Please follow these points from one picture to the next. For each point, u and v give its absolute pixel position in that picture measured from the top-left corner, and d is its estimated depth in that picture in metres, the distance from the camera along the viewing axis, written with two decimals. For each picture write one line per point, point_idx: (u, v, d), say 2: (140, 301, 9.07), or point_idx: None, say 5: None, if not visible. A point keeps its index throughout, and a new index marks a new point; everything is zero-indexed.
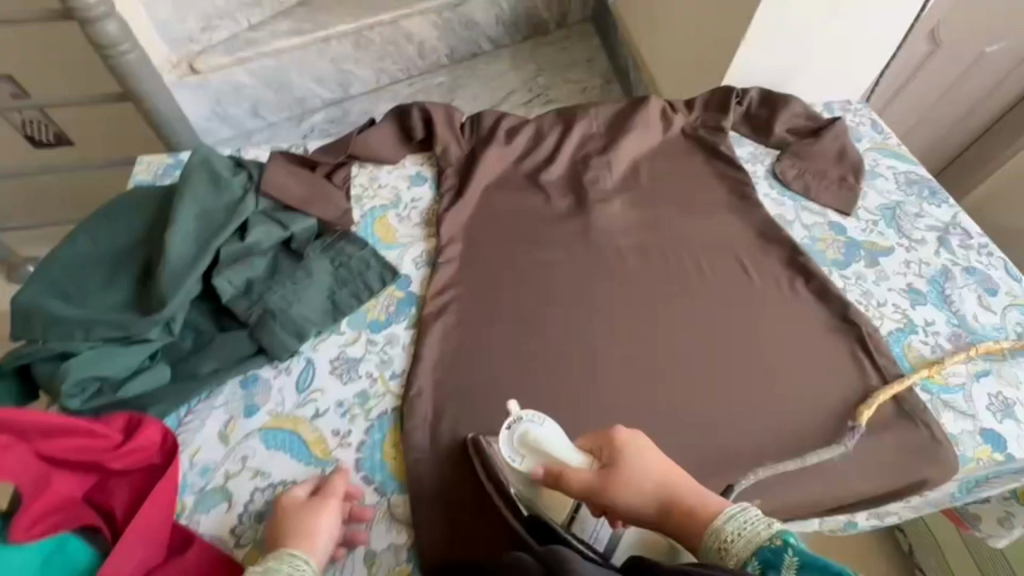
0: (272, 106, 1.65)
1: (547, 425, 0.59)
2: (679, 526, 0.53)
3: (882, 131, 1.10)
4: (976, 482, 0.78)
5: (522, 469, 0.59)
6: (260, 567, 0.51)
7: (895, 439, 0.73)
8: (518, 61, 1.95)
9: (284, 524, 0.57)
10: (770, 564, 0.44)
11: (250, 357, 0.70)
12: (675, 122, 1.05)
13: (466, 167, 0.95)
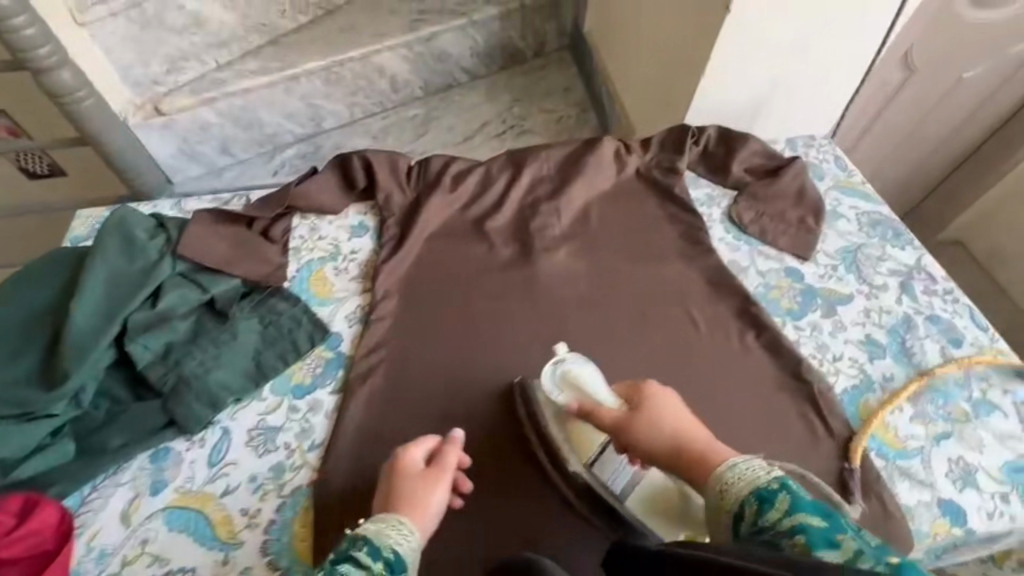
0: (242, 143, 1.64)
1: (587, 367, 0.71)
2: (689, 472, 0.57)
3: (846, 168, 1.06)
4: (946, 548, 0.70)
5: (558, 400, 0.71)
6: (373, 527, 0.57)
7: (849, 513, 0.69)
8: (493, 92, 1.94)
9: (395, 485, 0.61)
10: (764, 500, 0.49)
11: (160, 430, 0.67)
12: (629, 163, 1.02)
13: (408, 217, 0.92)
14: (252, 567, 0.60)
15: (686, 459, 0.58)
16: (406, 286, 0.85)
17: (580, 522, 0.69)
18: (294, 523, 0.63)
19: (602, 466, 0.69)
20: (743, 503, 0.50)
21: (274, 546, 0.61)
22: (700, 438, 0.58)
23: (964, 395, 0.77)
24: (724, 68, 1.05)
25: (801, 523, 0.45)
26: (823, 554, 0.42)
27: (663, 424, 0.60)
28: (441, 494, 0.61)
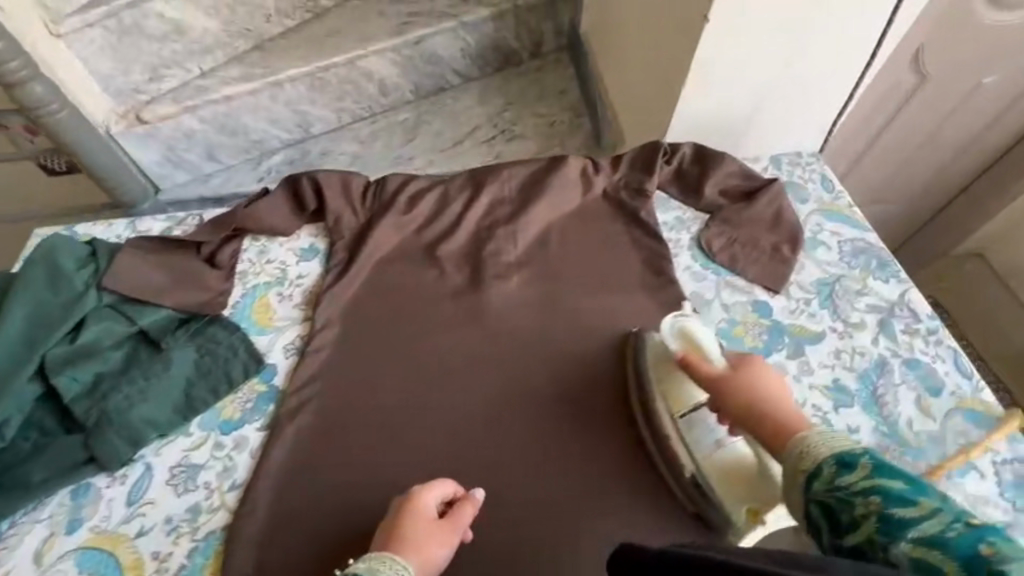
0: (228, 150, 1.63)
1: (703, 327, 0.75)
2: (766, 434, 0.60)
3: (832, 189, 0.99)
4: None
5: (671, 349, 0.76)
6: (365, 563, 0.57)
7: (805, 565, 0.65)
8: (486, 95, 1.87)
9: (403, 528, 0.62)
10: (845, 463, 0.51)
11: (79, 466, 0.66)
12: (596, 183, 0.97)
13: (357, 241, 0.89)
14: None
15: (771, 425, 0.60)
16: (348, 315, 0.82)
17: (653, 476, 0.74)
18: (205, 569, 0.62)
19: (690, 423, 0.74)
20: (813, 466, 0.53)
21: None
22: (781, 405, 0.62)
23: (936, 452, 0.71)
24: (709, 70, 0.96)
25: (876, 486, 0.47)
26: (900, 513, 0.45)
27: (761, 391, 0.63)
28: (445, 549, 0.62)
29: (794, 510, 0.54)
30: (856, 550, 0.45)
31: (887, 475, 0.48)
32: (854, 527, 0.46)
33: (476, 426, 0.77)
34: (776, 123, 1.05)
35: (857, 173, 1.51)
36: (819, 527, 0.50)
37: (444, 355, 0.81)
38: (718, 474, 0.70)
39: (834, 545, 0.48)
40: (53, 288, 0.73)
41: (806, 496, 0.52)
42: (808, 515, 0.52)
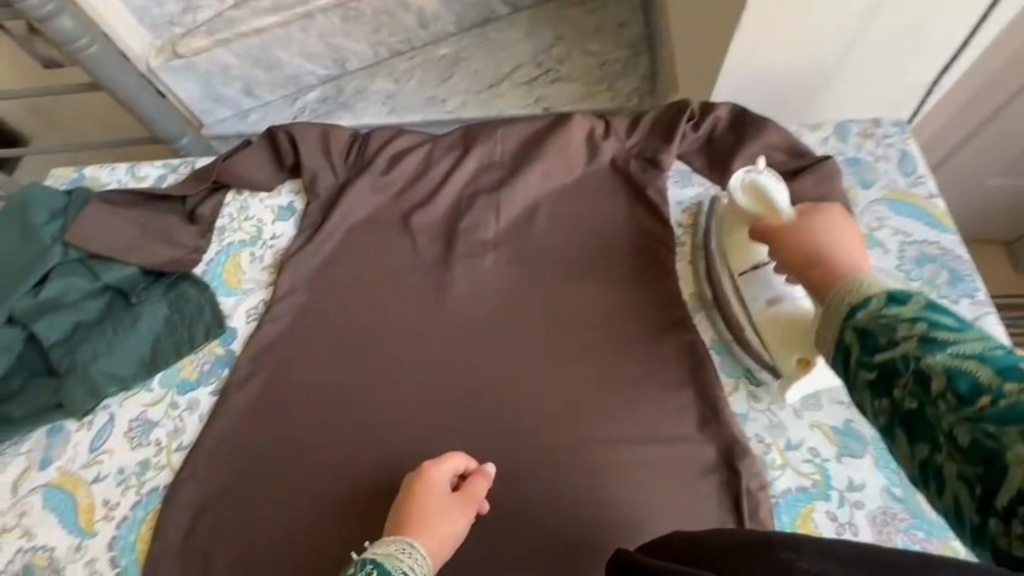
0: (265, 85, 1.58)
1: (780, 186, 0.64)
2: (811, 275, 0.52)
3: (910, 173, 0.78)
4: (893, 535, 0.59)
5: (739, 203, 0.67)
6: (382, 551, 0.53)
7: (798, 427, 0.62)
8: (535, 27, 1.66)
9: (414, 504, 0.58)
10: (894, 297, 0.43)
11: (51, 410, 0.71)
12: (604, 149, 0.83)
13: (332, 203, 0.83)
14: (98, 559, 0.63)
15: (821, 264, 0.52)
16: (310, 285, 0.78)
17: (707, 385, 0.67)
18: (143, 524, 0.65)
19: (749, 282, 0.67)
20: (861, 296, 0.45)
21: (120, 542, 0.64)
22: (835, 248, 0.53)
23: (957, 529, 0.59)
24: (763, 12, 0.73)
25: (925, 313, 0.41)
26: (948, 338, 0.39)
27: (818, 236, 0.55)
28: (461, 525, 0.58)
29: (821, 345, 0.47)
30: (886, 366, 0.41)
31: (941, 309, 0.41)
32: (891, 347, 0.41)
33: (422, 421, 0.70)
34: (853, 84, 0.81)
35: (987, 138, 1.14)
36: (846, 351, 0.44)
37: (402, 341, 0.75)
38: (776, 334, 0.64)
39: (858, 365, 0.43)
40: (25, 239, 0.75)
41: (843, 323, 0.45)
42: (835, 342, 0.46)
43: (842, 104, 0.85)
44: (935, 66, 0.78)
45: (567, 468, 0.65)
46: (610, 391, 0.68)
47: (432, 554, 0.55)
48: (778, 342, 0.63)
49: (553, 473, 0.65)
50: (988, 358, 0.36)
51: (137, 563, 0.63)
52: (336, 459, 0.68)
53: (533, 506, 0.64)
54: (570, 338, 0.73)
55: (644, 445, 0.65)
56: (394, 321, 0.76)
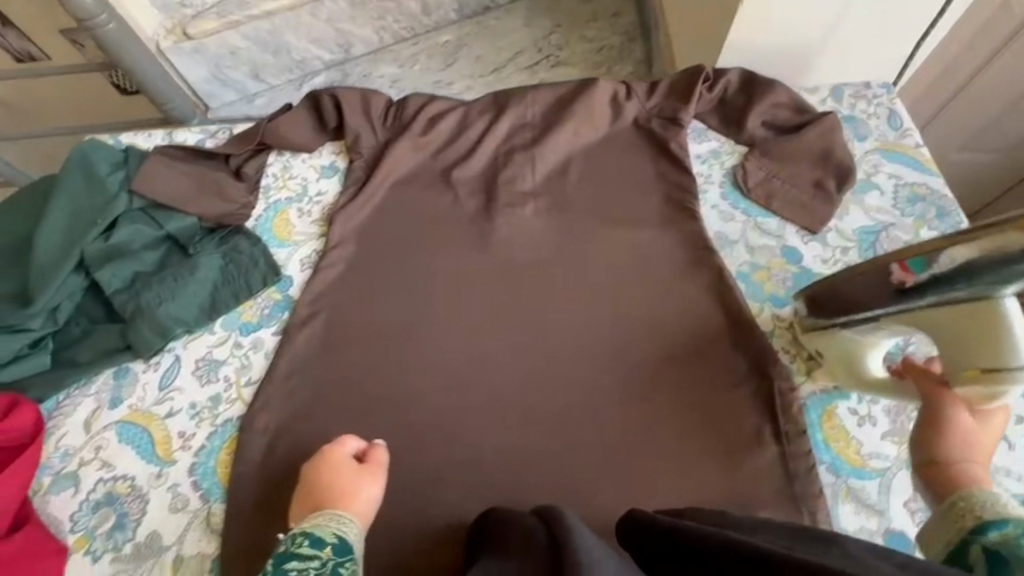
0: (271, 70, 1.60)
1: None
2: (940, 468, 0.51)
3: (900, 127, 0.88)
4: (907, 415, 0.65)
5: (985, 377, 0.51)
6: (307, 524, 0.57)
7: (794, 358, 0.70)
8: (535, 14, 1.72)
9: (318, 483, 0.62)
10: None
11: (118, 352, 0.74)
12: (626, 111, 0.90)
13: (376, 161, 0.88)
14: (180, 484, 0.66)
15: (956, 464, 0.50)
16: (362, 235, 0.83)
17: (727, 289, 0.75)
18: (221, 451, 0.68)
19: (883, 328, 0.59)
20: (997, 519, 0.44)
21: (200, 467, 0.67)
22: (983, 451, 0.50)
23: None
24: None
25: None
26: None
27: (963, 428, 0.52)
28: (376, 490, 0.63)
29: (933, 550, 0.47)
30: None
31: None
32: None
33: (475, 352, 0.75)
34: (836, 58, 0.90)
35: None
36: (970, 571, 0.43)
37: (451, 284, 0.80)
38: (852, 352, 0.63)
39: None
40: (88, 190, 0.78)
41: (971, 536, 0.44)
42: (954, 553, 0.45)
43: (828, 77, 0.94)
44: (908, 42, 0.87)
45: (615, 384, 0.72)
46: (647, 317, 0.76)
47: (360, 522, 0.60)
48: (832, 352, 0.65)
49: (602, 391, 0.72)
50: None
51: (218, 485, 0.66)
52: (400, 388, 0.73)
53: (586, 420, 0.70)
54: (606, 274, 0.79)
55: (682, 361, 0.72)
56: (442, 265, 0.81)
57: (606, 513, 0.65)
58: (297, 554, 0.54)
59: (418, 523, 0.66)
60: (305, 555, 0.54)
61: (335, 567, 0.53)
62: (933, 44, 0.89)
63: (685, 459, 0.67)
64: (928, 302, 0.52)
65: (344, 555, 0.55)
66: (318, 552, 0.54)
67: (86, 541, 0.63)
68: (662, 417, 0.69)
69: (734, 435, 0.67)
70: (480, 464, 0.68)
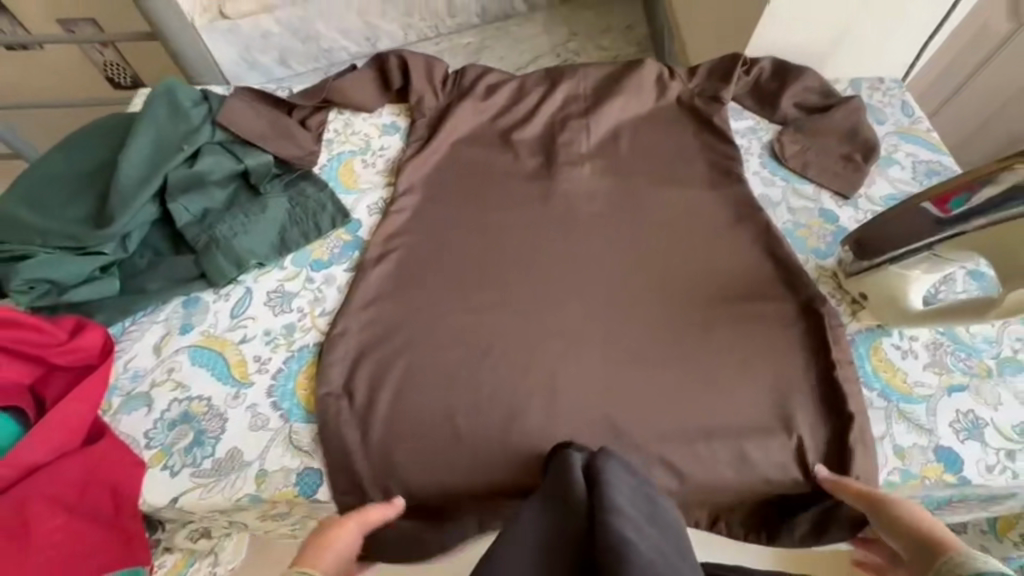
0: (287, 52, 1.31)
1: None
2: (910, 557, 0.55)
3: (912, 114, 0.97)
4: (944, 349, 0.72)
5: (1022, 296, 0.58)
6: None
7: (841, 302, 0.76)
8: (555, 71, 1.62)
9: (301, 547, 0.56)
10: None
11: (192, 280, 0.74)
12: (671, 88, 0.96)
13: (438, 121, 0.92)
14: (258, 404, 0.66)
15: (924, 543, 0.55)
16: (428, 185, 0.87)
17: (776, 241, 0.81)
18: (300, 374, 0.69)
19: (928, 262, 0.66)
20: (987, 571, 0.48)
21: (279, 389, 0.68)
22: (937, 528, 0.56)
23: (991, 351, 0.71)
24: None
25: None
26: None
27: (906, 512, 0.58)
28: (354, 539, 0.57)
29: None
30: None
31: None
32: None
33: (543, 293, 0.78)
34: (853, 52, 0.98)
35: None
36: None
37: (514, 233, 0.83)
38: (897, 290, 0.69)
39: None
40: (171, 122, 0.79)
41: None
42: None
43: (845, 70, 1.02)
44: (915, 44, 0.96)
45: (677, 323, 0.76)
46: (703, 263, 0.81)
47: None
48: (879, 293, 0.71)
49: (667, 328, 0.76)
50: None
51: (299, 406, 0.67)
52: (472, 323, 0.75)
53: (652, 353, 0.74)
54: (661, 226, 0.85)
55: (738, 302, 0.77)
56: (505, 215, 0.85)
57: (676, 435, 0.69)
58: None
59: (494, 442, 0.68)
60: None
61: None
62: (934, 45, 0.98)
63: (748, 388, 0.71)
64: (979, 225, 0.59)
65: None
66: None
67: (163, 457, 0.63)
68: (722, 351, 0.74)
69: (790, 364, 0.72)
70: (554, 391, 0.71)
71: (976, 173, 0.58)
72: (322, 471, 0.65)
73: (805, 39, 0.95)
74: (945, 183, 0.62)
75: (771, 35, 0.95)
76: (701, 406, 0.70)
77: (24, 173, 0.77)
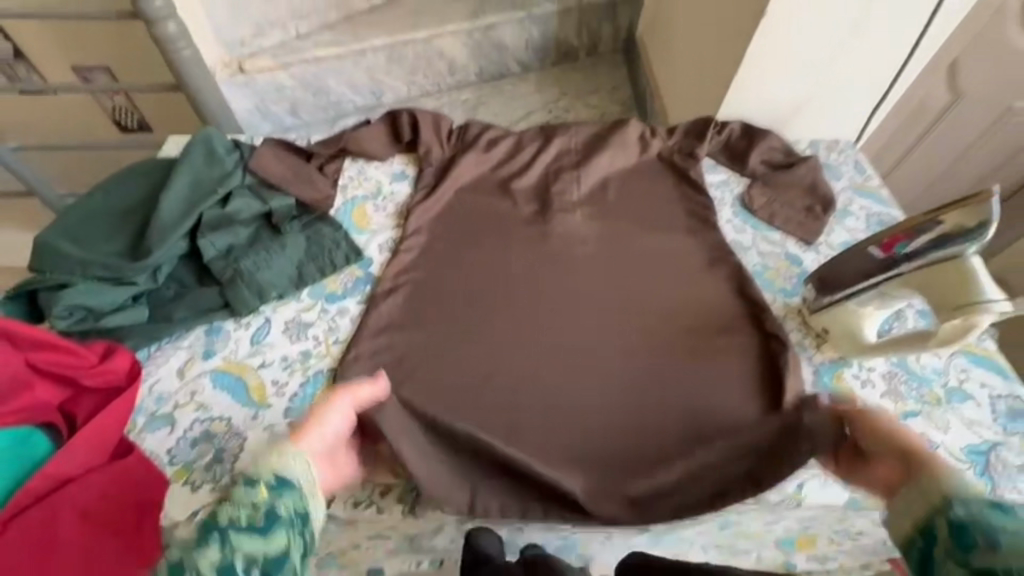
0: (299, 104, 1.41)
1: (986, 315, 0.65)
2: (884, 477, 0.63)
3: (864, 171, 1.10)
4: (897, 378, 0.80)
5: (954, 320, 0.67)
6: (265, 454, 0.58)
7: (806, 336, 0.85)
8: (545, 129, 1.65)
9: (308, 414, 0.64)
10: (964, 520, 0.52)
11: (216, 310, 0.80)
12: (652, 145, 1.07)
13: (444, 170, 1.02)
14: (275, 424, 0.72)
15: (908, 459, 0.61)
16: (434, 227, 0.95)
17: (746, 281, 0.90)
18: (314, 397, 0.75)
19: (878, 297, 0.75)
20: (957, 499, 0.54)
21: (295, 411, 0.73)
22: (926, 450, 0.60)
23: (939, 380, 0.79)
24: (762, 60, 0.99)
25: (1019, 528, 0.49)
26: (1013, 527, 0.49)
27: (902, 437, 0.62)
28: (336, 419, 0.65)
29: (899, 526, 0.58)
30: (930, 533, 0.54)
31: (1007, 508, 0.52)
32: (987, 549, 0.49)
33: (538, 325, 0.85)
34: (811, 117, 1.11)
35: None
36: (933, 543, 0.54)
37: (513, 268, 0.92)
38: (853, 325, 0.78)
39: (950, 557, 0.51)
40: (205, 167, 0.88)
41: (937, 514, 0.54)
42: (922, 530, 0.55)
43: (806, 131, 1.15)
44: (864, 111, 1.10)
45: (660, 354, 0.84)
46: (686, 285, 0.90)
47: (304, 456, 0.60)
48: (838, 327, 0.79)
49: (651, 358, 0.83)
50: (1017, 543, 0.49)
51: None
52: (473, 352, 0.81)
53: (639, 381, 0.81)
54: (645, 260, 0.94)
55: (715, 335, 0.85)
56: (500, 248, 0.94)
57: (661, 456, 0.75)
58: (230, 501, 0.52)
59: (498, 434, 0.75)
60: (240, 497, 0.53)
61: (270, 509, 0.53)
62: (881, 113, 1.12)
63: (725, 414, 0.78)
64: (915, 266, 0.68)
65: (287, 519, 0.53)
66: (263, 539, 0.51)
67: (185, 473, 0.67)
68: (705, 372, 0.81)
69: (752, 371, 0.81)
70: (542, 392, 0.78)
71: (912, 224, 0.69)
72: (333, 488, 0.68)
73: (769, 104, 1.08)
74: (886, 231, 0.72)
75: (739, 101, 1.07)
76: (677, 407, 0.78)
77: (67, 210, 0.84)
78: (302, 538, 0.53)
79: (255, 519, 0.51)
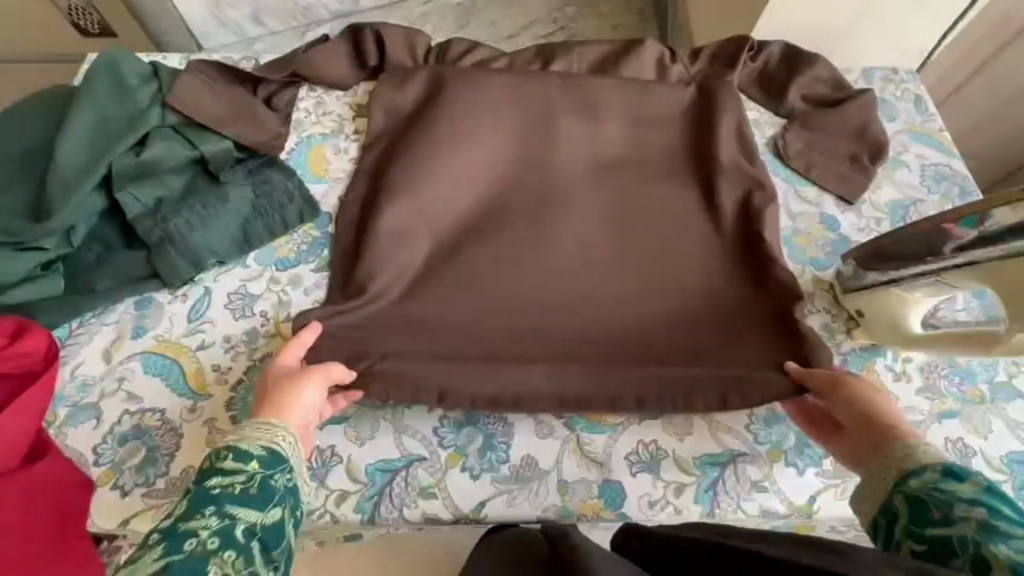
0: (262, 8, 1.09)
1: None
2: (853, 450, 0.57)
3: (925, 110, 0.90)
4: (933, 369, 0.69)
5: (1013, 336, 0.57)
6: (237, 435, 0.52)
7: (833, 319, 0.72)
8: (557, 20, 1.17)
9: (268, 391, 0.57)
10: (943, 505, 0.46)
11: (144, 280, 0.68)
12: (672, 74, 0.85)
13: (427, 99, 0.76)
14: (217, 418, 0.63)
15: (867, 423, 0.56)
16: None
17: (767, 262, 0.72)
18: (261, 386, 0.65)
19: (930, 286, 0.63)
20: (916, 467, 0.50)
21: (238, 402, 0.64)
22: (883, 413, 0.56)
23: (985, 375, 0.69)
24: None
25: (988, 500, 0.45)
26: (1005, 527, 0.42)
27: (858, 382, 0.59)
28: (312, 396, 0.58)
29: (861, 504, 0.52)
30: (939, 540, 0.45)
31: (1000, 495, 0.45)
32: (948, 523, 0.45)
33: None
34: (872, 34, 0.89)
35: None
36: (894, 515, 0.49)
37: (454, 192, 0.72)
38: (894, 312, 0.66)
39: (904, 533, 0.47)
40: (117, 99, 0.72)
41: (894, 486, 0.50)
42: (882, 503, 0.51)
43: (859, 55, 0.93)
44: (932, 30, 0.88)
45: None
46: (675, 240, 0.71)
47: (288, 423, 0.55)
48: (872, 314, 0.68)
49: None
50: (991, 525, 0.43)
51: None
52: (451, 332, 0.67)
53: None
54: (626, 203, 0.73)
55: None
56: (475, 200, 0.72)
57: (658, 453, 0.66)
58: (217, 470, 0.49)
59: (449, 379, 0.63)
60: (227, 472, 0.49)
61: (263, 481, 0.49)
62: (955, 31, 0.90)
63: None
64: (990, 254, 0.55)
65: (288, 493, 0.50)
66: (259, 510, 0.47)
67: (113, 475, 0.61)
68: None
69: (755, 317, 0.68)
70: (491, 378, 0.63)
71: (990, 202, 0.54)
72: None
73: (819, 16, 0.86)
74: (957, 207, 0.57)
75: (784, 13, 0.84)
76: (638, 392, 0.63)
77: None
78: (293, 515, 0.50)
79: (248, 491, 0.48)
